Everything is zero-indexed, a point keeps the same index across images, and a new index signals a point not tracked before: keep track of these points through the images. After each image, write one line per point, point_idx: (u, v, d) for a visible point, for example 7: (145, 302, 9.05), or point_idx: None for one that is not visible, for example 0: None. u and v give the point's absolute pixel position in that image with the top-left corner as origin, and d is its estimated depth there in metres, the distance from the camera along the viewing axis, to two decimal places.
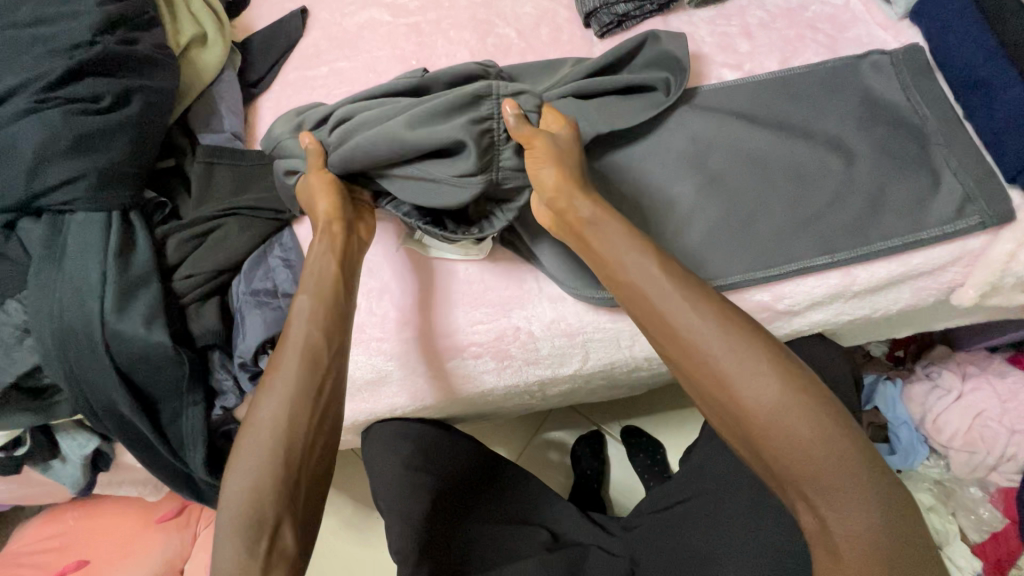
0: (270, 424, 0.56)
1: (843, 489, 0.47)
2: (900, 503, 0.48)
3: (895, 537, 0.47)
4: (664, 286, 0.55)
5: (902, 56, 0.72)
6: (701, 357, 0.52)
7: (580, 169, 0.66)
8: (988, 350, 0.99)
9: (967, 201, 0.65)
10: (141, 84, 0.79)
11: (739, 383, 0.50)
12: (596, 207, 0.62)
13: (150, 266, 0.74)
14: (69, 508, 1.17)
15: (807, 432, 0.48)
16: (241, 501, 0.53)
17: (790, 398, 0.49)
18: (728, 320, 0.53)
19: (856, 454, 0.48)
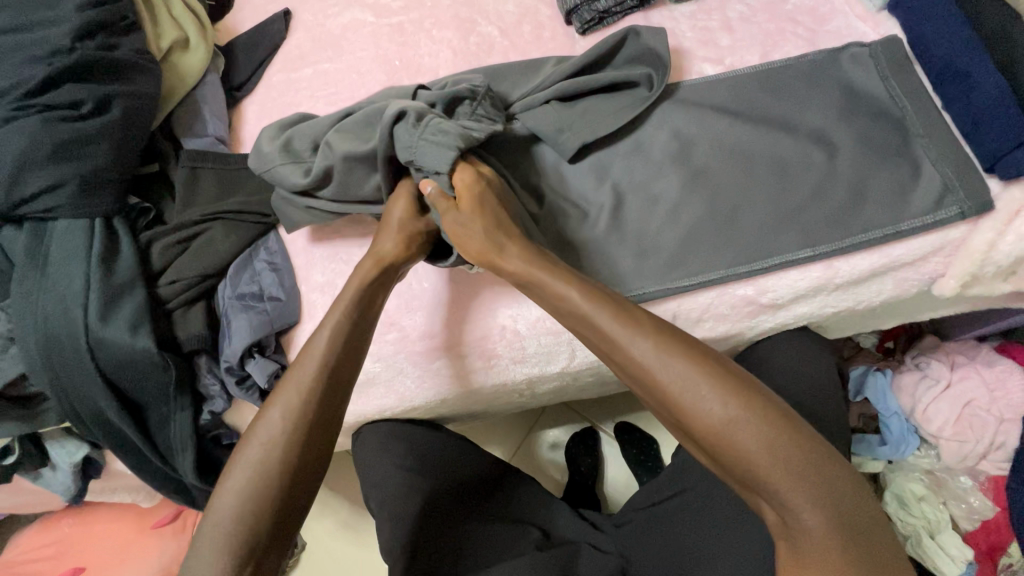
0: (265, 448, 0.57)
1: (793, 487, 0.47)
2: (851, 494, 0.48)
3: (848, 525, 0.47)
4: (604, 313, 0.55)
5: (881, 48, 0.72)
6: (644, 378, 0.53)
7: (495, 232, 0.64)
8: (976, 339, 1.00)
9: (947, 191, 0.65)
10: (121, 89, 0.78)
11: (683, 401, 0.51)
12: (523, 259, 0.62)
13: (134, 272, 0.74)
14: (63, 516, 1.17)
15: (755, 445, 0.48)
16: (233, 505, 0.54)
17: (735, 410, 0.49)
18: (664, 338, 0.53)
19: (804, 455, 0.48)
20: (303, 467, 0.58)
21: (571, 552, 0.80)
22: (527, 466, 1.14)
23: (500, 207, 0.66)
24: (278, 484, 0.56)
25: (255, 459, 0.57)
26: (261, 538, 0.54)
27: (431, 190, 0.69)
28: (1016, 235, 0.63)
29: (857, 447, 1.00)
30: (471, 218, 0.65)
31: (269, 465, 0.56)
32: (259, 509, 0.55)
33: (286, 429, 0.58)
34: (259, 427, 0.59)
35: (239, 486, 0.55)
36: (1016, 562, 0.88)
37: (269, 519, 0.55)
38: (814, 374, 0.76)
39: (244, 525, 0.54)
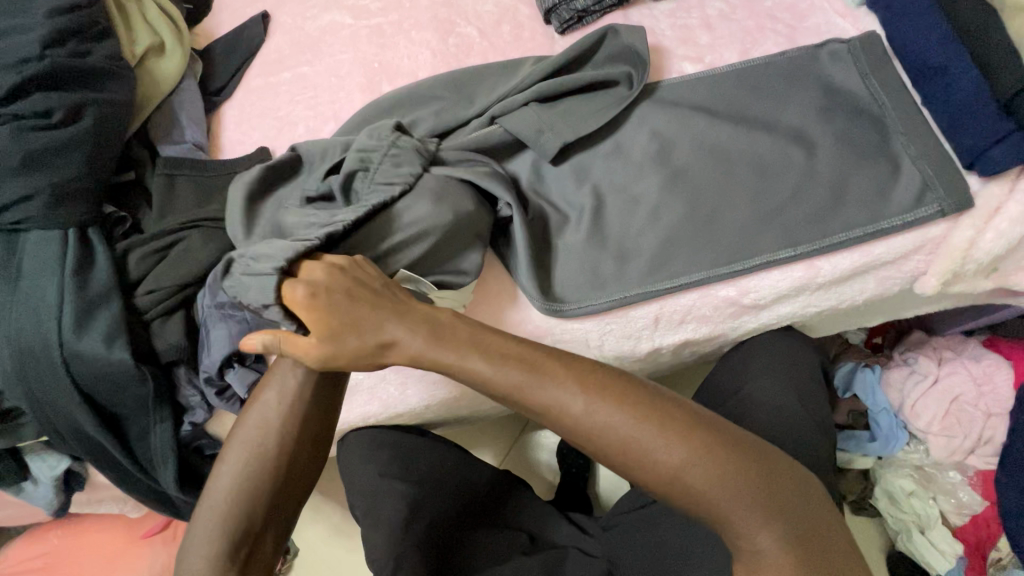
0: (262, 432, 0.61)
1: (744, 513, 0.50)
2: (805, 508, 0.51)
3: (799, 535, 0.50)
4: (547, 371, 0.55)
5: (860, 44, 0.71)
6: (587, 438, 0.53)
7: (363, 338, 0.57)
8: (963, 333, 1.00)
9: (926, 188, 0.65)
10: (94, 97, 0.76)
11: (628, 452, 0.52)
12: (426, 339, 0.57)
13: (110, 283, 0.73)
14: (49, 528, 1.15)
15: (706, 481, 0.50)
16: (229, 500, 0.58)
17: (686, 450, 0.51)
18: (597, 392, 0.54)
19: (755, 484, 0.50)
20: (299, 460, 0.63)
21: (558, 556, 0.82)
22: (518, 468, 1.13)
23: (338, 314, 0.57)
24: (275, 471, 0.60)
25: (246, 461, 0.60)
26: (257, 523, 0.59)
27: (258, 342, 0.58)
28: (996, 233, 0.63)
29: (844, 444, 0.99)
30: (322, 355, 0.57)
31: (264, 452, 0.60)
32: (257, 492, 0.59)
33: (286, 414, 0.62)
34: (256, 410, 0.63)
35: (235, 472, 0.59)
36: (1004, 557, 0.87)
37: (265, 509, 0.59)
38: (797, 372, 0.75)
39: (245, 526, 0.58)
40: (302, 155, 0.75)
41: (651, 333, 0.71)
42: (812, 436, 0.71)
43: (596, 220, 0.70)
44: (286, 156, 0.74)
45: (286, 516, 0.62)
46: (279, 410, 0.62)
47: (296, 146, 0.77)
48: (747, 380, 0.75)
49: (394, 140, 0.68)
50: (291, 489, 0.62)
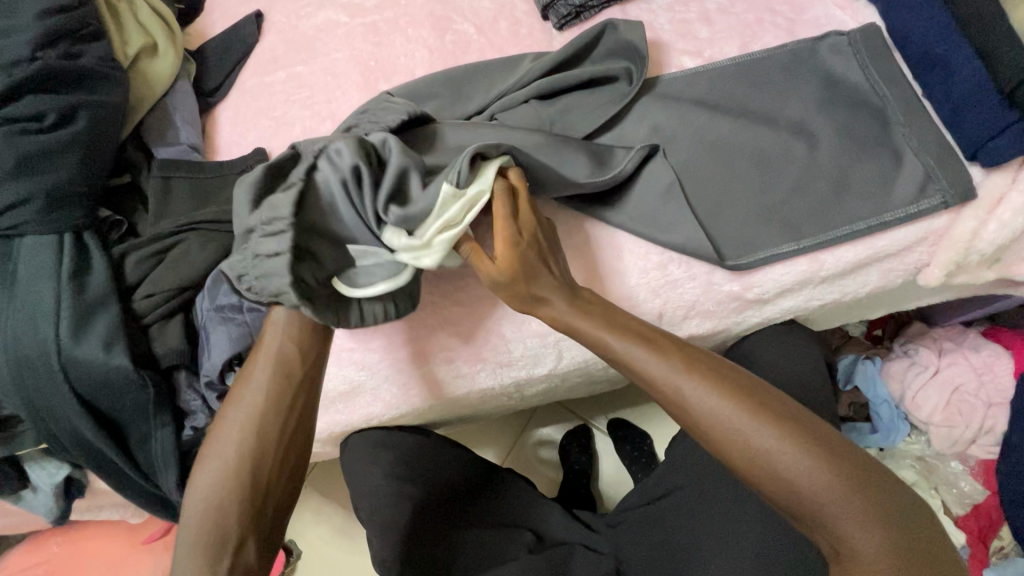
0: (223, 446, 0.60)
1: (838, 507, 0.49)
2: (903, 511, 0.50)
3: (899, 542, 0.48)
4: (645, 353, 0.58)
5: (860, 36, 0.71)
6: (685, 411, 0.55)
7: (528, 288, 0.61)
8: (963, 324, 1.00)
9: (929, 180, 0.65)
10: (87, 99, 0.75)
11: (727, 430, 0.53)
12: (562, 308, 0.61)
13: (107, 288, 0.72)
14: (49, 535, 1.14)
15: (803, 469, 0.50)
16: (200, 514, 0.57)
17: (784, 436, 0.52)
18: (700, 372, 0.56)
19: (853, 478, 0.50)
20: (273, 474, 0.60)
21: (564, 553, 0.81)
22: (521, 465, 1.13)
23: (534, 253, 0.62)
24: (245, 486, 0.58)
25: (221, 473, 0.58)
26: (234, 533, 0.56)
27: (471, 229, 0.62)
28: (999, 223, 0.63)
29: (847, 436, 0.99)
30: (506, 272, 0.60)
31: (227, 464, 0.58)
32: (229, 501, 0.57)
33: (247, 420, 0.61)
34: (221, 427, 0.61)
35: (207, 486, 0.58)
36: (1006, 545, 0.90)
37: (240, 523, 0.57)
38: (801, 365, 0.76)
39: (219, 539, 0.56)
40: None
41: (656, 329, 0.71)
42: None
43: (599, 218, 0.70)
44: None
45: (269, 524, 0.59)
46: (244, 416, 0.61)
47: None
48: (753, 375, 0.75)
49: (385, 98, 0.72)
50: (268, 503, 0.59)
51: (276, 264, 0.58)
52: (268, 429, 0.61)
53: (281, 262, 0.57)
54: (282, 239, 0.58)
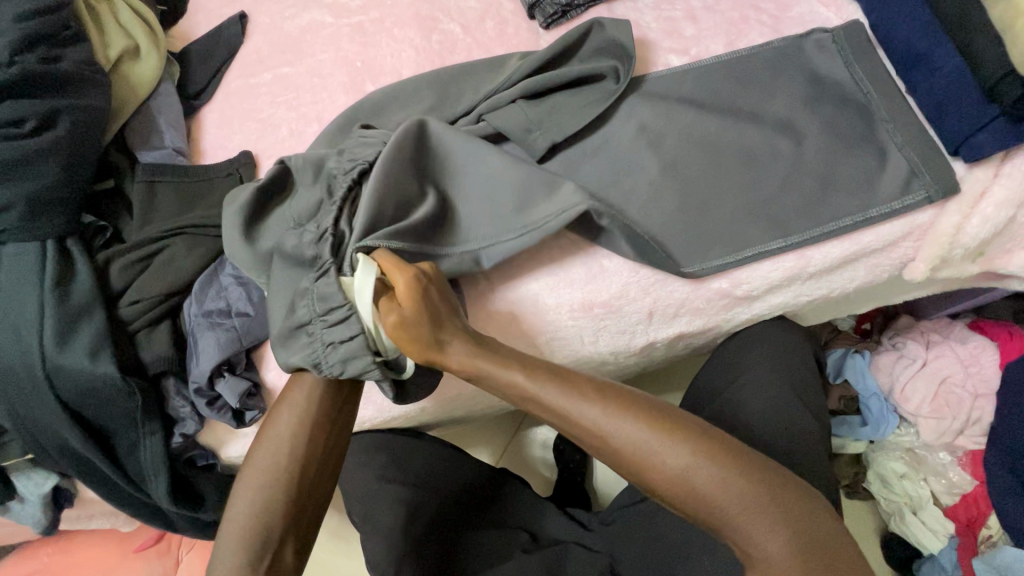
0: (275, 447, 0.62)
1: (748, 517, 0.51)
2: (811, 514, 0.51)
3: (803, 541, 0.50)
4: (550, 388, 0.57)
5: (844, 33, 0.72)
6: (602, 443, 0.55)
7: (435, 333, 0.60)
8: (949, 316, 1.02)
9: (914, 175, 0.65)
10: (68, 104, 0.74)
11: (639, 456, 0.54)
12: (466, 355, 0.60)
13: (92, 295, 0.71)
14: (40, 545, 1.12)
15: (710, 487, 0.52)
16: (247, 514, 0.59)
17: (691, 458, 0.52)
18: (609, 403, 0.56)
19: (762, 490, 0.51)
20: (316, 476, 0.63)
21: (559, 552, 0.82)
22: (515, 466, 1.13)
23: (437, 296, 0.61)
24: (289, 487, 0.61)
25: (265, 475, 0.60)
26: (276, 533, 0.59)
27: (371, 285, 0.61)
28: (981, 218, 0.64)
29: (838, 430, 1.01)
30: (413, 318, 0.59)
31: (270, 467, 0.61)
32: (273, 505, 0.59)
33: (297, 432, 0.63)
34: (270, 428, 0.63)
35: (249, 498, 0.60)
36: (994, 534, 0.89)
37: (282, 522, 0.59)
38: (790, 360, 0.76)
39: (263, 537, 0.58)
40: (291, 165, 0.72)
41: (645, 328, 0.71)
42: (804, 424, 0.72)
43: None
44: (275, 169, 0.72)
45: (305, 524, 0.62)
46: (290, 430, 0.63)
47: (284, 158, 0.74)
48: (740, 372, 0.76)
49: (360, 136, 0.74)
50: (308, 504, 0.62)
51: (352, 347, 0.61)
52: (315, 433, 0.64)
53: (356, 347, 0.61)
54: (349, 325, 0.61)
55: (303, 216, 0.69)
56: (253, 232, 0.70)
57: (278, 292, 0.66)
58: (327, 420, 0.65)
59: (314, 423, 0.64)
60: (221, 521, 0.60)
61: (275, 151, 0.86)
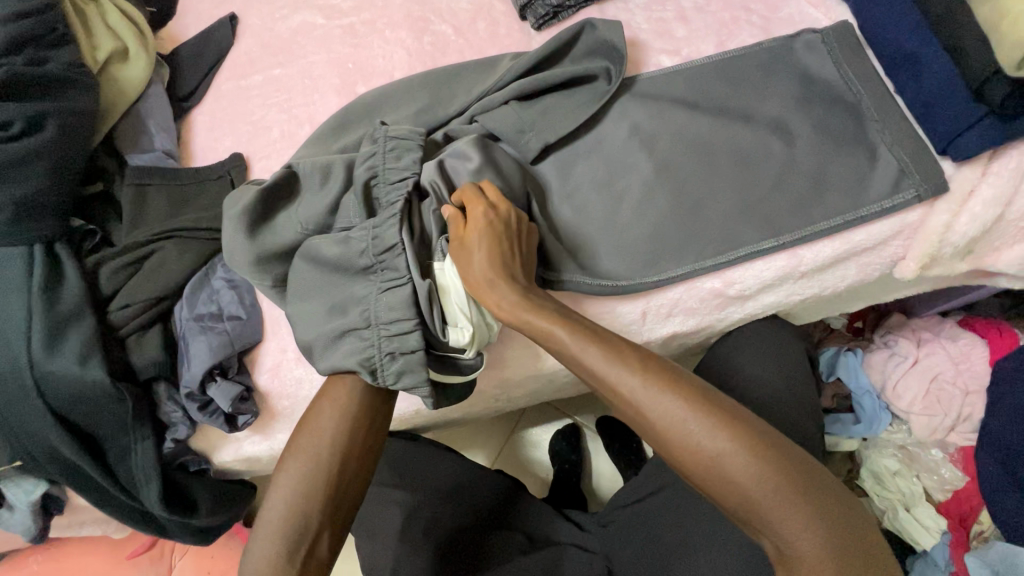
0: (315, 443, 0.63)
1: (780, 510, 0.50)
2: (842, 514, 0.51)
3: (832, 542, 0.49)
4: (594, 356, 0.57)
5: (834, 33, 0.72)
6: (639, 414, 0.55)
7: (492, 269, 0.61)
8: (940, 314, 1.03)
9: (903, 175, 0.66)
10: (55, 107, 0.73)
11: (676, 432, 0.53)
12: (514, 304, 0.60)
13: (81, 299, 0.70)
14: (31, 553, 1.11)
15: (747, 472, 0.51)
16: (287, 507, 0.60)
17: (729, 442, 0.52)
18: (653, 375, 0.55)
19: (798, 483, 0.51)
20: (353, 471, 0.64)
21: (557, 553, 0.82)
22: (512, 466, 1.13)
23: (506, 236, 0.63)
24: (329, 483, 0.61)
25: (305, 470, 0.61)
26: (314, 527, 0.60)
27: (449, 212, 0.65)
28: (970, 216, 0.64)
29: (831, 428, 1.02)
30: (473, 247, 0.62)
31: (309, 462, 0.61)
32: (313, 499, 0.60)
33: (337, 429, 0.63)
34: (311, 422, 0.64)
35: (284, 495, 0.60)
36: (986, 529, 0.89)
37: (320, 516, 0.60)
38: (782, 356, 0.77)
39: (301, 530, 0.59)
40: (298, 172, 0.72)
41: (639, 328, 0.72)
42: (797, 424, 0.72)
43: (572, 217, 0.71)
44: (280, 175, 0.71)
45: (342, 520, 0.63)
46: (330, 426, 0.63)
47: (293, 163, 0.73)
48: (734, 372, 0.76)
49: (384, 134, 0.69)
50: (345, 499, 0.63)
51: (411, 362, 0.62)
52: (356, 429, 0.64)
53: (418, 360, 0.62)
54: (412, 340, 0.62)
55: (311, 223, 0.69)
56: (256, 236, 0.69)
57: (301, 300, 0.67)
58: (366, 415, 0.65)
59: (355, 419, 0.64)
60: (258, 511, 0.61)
61: (268, 153, 0.85)
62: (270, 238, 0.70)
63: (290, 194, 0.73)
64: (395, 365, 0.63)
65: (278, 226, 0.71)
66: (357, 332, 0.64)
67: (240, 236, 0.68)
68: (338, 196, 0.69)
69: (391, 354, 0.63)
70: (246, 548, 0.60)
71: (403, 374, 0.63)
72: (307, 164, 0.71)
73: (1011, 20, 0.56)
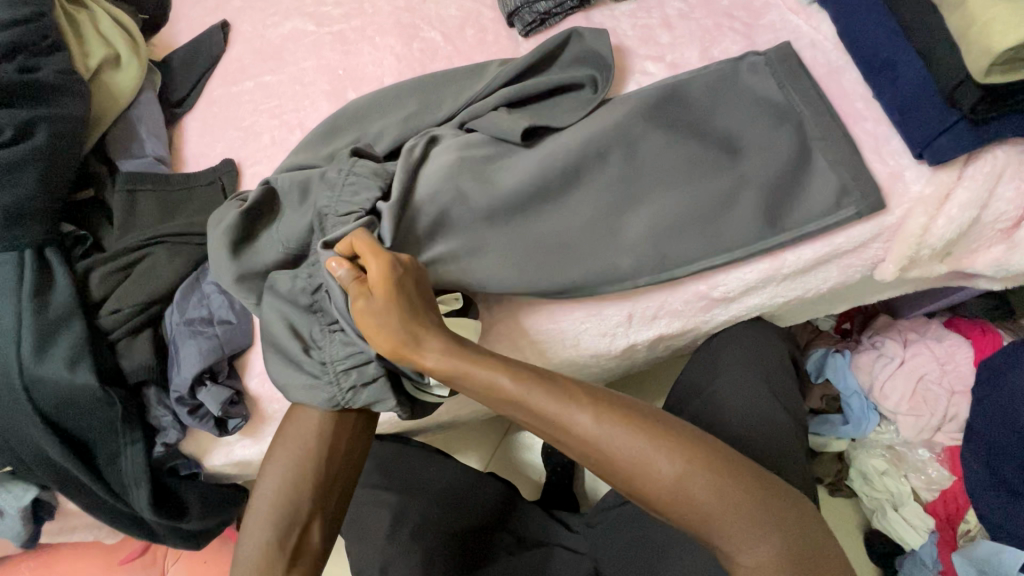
0: (305, 433, 0.65)
1: (738, 525, 0.52)
2: (800, 521, 0.52)
3: (792, 549, 0.51)
4: (541, 398, 0.57)
5: (776, 55, 0.72)
6: (592, 450, 0.55)
7: (405, 327, 0.58)
8: (925, 316, 1.04)
9: (843, 191, 0.66)
10: (46, 113, 0.73)
11: (630, 462, 0.54)
12: (441, 353, 0.59)
13: (71, 304, 0.70)
14: (22, 559, 1.11)
15: (702, 492, 0.52)
16: (277, 494, 0.63)
17: (682, 465, 0.53)
18: (600, 410, 0.56)
19: (751, 498, 0.52)
20: (346, 458, 0.66)
21: (544, 555, 0.83)
22: (504, 468, 1.14)
23: (411, 286, 0.60)
24: (319, 471, 0.64)
25: (295, 460, 0.64)
26: (303, 512, 0.63)
27: (341, 269, 0.61)
28: (947, 219, 0.66)
29: (819, 428, 1.02)
30: (381, 305, 0.58)
31: (299, 452, 0.64)
32: (301, 487, 0.63)
33: (325, 418, 0.65)
34: (300, 412, 0.66)
35: (274, 483, 0.64)
36: (972, 528, 0.89)
37: (310, 502, 0.63)
38: (765, 356, 0.78)
39: (291, 516, 0.62)
40: (278, 187, 0.73)
41: (625, 330, 0.73)
42: (784, 426, 0.73)
43: (538, 234, 0.70)
44: (260, 192, 0.72)
45: (333, 507, 0.65)
46: (319, 413, 0.66)
47: (271, 179, 0.74)
48: (716, 374, 0.77)
49: (349, 166, 0.69)
50: (337, 485, 0.66)
51: (374, 392, 0.64)
52: (347, 418, 0.66)
53: (383, 386, 0.63)
54: (371, 368, 0.63)
55: (293, 242, 0.70)
56: (241, 252, 0.70)
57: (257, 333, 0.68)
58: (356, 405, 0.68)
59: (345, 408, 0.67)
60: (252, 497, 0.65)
61: (259, 159, 0.86)
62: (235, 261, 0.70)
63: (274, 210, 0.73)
64: (357, 394, 0.64)
65: (262, 243, 0.71)
66: (309, 364, 0.65)
67: (224, 254, 0.69)
68: (302, 220, 0.69)
69: (342, 386, 0.64)
70: (238, 535, 0.63)
71: (370, 402, 0.64)
72: (290, 181, 0.72)
73: (980, 27, 0.57)
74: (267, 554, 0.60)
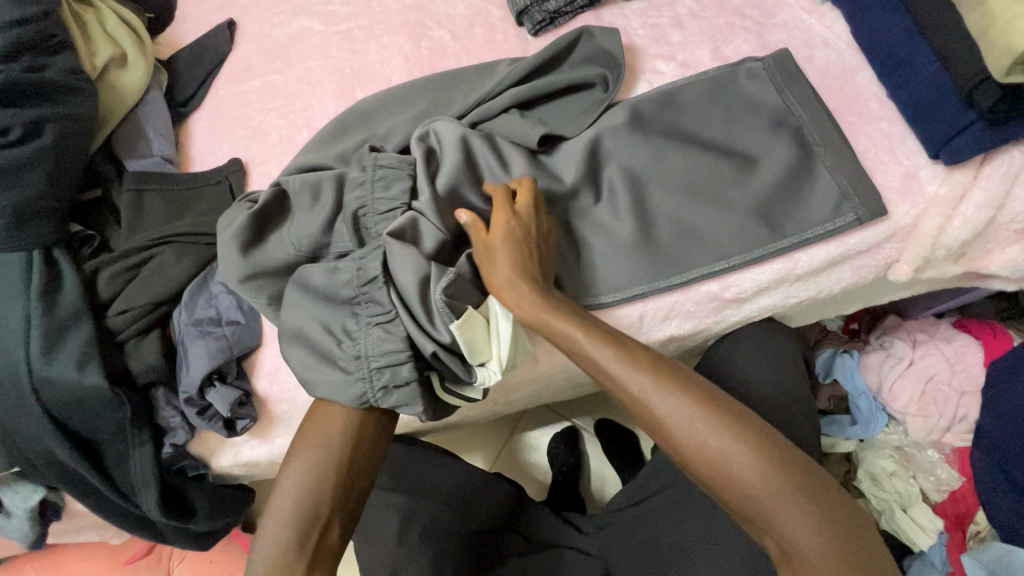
0: (326, 434, 0.63)
1: (785, 510, 0.51)
2: (846, 516, 0.52)
3: (838, 541, 0.50)
4: (605, 358, 0.57)
5: (773, 62, 0.72)
6: (649, 411, 0.56)
7: (518, 273, 0.61)
8: (935, 316, 1.04)
9: (843, 199, 0.67)
10: (53, 113, 0.73)
11: (685, 429, 0.54)
12: (535, 306, 0.60)
13: (79, 305, 0.70)
14: (27, 559, 1.11)
15: (752, 471, 0.52)
16: (297, 496, 0.61)
17: (737, 438, 0.53)
18: (661, 373, 0.56)
19: (801, 486, 0.52)
20: (364, 460, 0.65)
21: (553, 559, 0.84)
22: (509, 468, 1.13)
23: (532, 240, 0.63)
24: (339, 473, 0.63)
25: (315, 461, 0.62)
26: (324, 512, 0.62)
27: (467, 217, 0.65)
28: (963, 219, 0.65)
29: (827, 429, 1.02)
30: (502, 251, 0.61)
31: (320, 454, 0.63)
32: (322, 489, 0.62)
33: (346, 420, 0.64)
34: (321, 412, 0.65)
35: (295, 483, 0.62)
36: (983, 529, 0.89)
37: (330, 504, 0.62)
38: (777, 358, 0.77)
39: (311, 516, 0.61)
40: (288, 189, 0.72)
41: (638, 331, 0.72)
42: (795, 427, 0.72)
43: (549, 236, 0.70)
44: (270, 195, 0.71)
45: (352, 508, 0.64)
46: (341, 415, 0.64)
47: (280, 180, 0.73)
48: (727, 375, 0.77)
49: (373, 162, 0.69)
50: (355, 487, 0.65)
51: (405, 395, 0.63)
52: (367, 419, 0.65)
53: (411, 391, 0.63)
54: (404, 371, 0.62)
55: (307, 244, 0.69)
56: (254, 253, 0.69)
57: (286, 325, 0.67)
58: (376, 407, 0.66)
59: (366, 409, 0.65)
60: (271, 495, 0.63)
61: (266, 159, 0.86)
62: (258, 259, 0.69)
63: (285, 210, 0.73)
64: (389, 393, 0.63)
65: (277, 243, 0.70)
66: (338, 364, 0.64)
67: (236, 252, 0.68)
68: (327, 218, 0.69)
69: (377, 386, 0.63)
70: (258, 532, 0.62)
71: (400, 403, 0.63)
72: (307, 181, 0.71)
73: (1000, 27, 0.56)
74: (288, 554, 0.60)
